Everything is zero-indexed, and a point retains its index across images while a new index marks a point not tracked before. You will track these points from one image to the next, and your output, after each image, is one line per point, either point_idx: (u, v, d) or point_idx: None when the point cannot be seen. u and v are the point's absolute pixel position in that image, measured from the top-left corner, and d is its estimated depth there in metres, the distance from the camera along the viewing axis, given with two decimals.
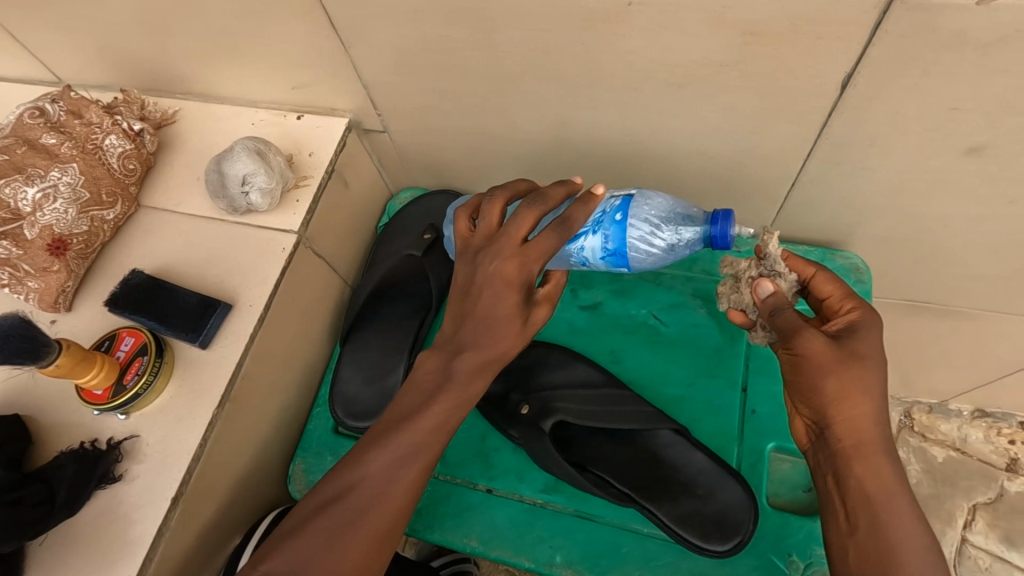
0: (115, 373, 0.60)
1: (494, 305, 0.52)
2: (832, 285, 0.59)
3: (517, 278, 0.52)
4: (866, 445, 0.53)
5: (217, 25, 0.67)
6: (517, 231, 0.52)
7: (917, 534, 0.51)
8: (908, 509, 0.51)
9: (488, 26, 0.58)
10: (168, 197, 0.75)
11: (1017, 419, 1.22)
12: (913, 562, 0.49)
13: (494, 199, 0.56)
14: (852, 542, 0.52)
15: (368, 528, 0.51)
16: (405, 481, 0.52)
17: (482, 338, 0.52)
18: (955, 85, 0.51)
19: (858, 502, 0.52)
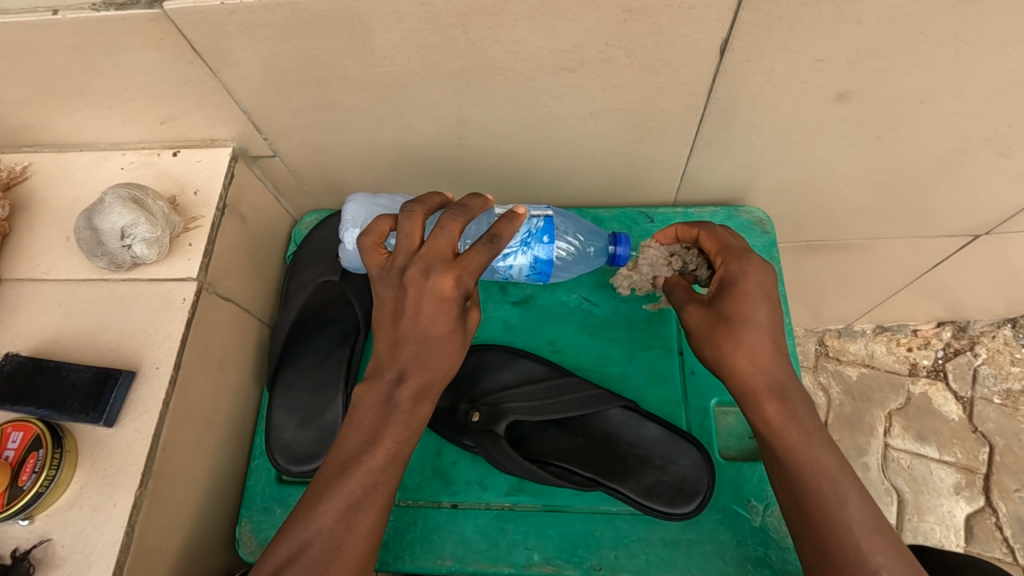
0: (8, 475, 0.52)
1: (435, 320, 0.51)
2: (713, 242, 0.64)
3: (455, 289, 0.51)
4: (762, 394, 0.56)
5: (55, 63, 0.59)
6: (445, 241, 0.52)
7: (827, 460, 0.54)
8: (819, 441, 0.55)
9: (367, 31, 0.55)
10: (37, 265, 0.66)
11: (911, 328, 1.36)
12: (831, 487, 0.53)
13: (413, 215, 0.54)
14: (775, 477, 0.57)
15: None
16: (366, 523, 0.49)
17: (425, 354, 0.52)
18: (818, 39, 0.54)
19: (768, 443, 0.57)
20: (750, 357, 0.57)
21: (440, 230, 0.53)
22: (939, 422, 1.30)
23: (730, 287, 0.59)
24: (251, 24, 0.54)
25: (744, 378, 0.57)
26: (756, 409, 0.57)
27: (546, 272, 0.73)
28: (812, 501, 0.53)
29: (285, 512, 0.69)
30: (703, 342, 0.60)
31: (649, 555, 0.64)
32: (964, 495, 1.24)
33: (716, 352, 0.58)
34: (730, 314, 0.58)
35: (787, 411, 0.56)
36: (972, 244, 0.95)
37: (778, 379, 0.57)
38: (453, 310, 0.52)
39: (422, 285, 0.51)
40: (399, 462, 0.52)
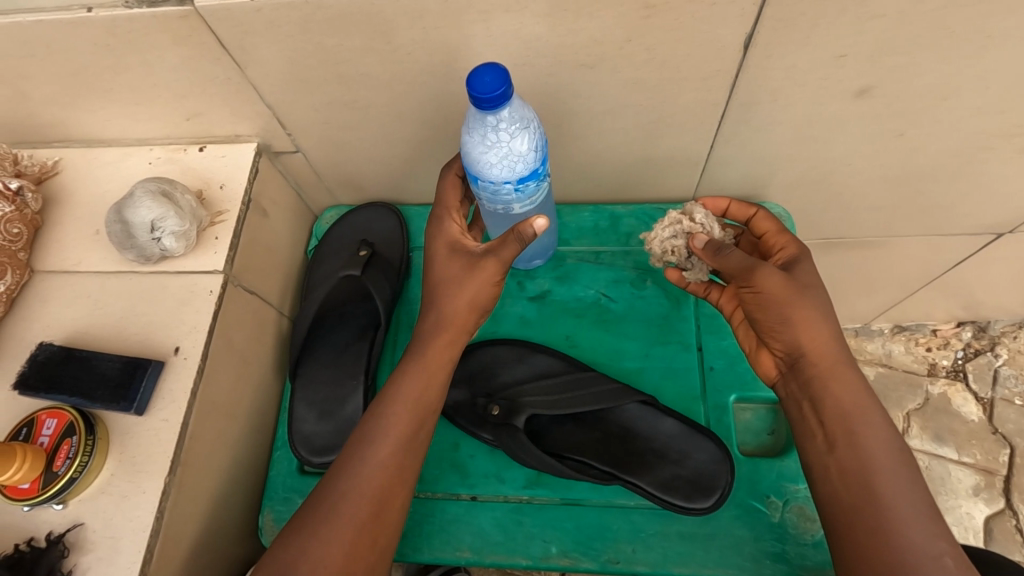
0: (42, 460, 0.54)
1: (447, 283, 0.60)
2: (769, 223, 0.66)
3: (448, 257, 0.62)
4: (839, 368, 0.57)
5: (85, 60, 0.61)
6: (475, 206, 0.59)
7: (885, 442, 0.55)
8: (878, 419, 0.56)
9: (389, 29, 0.55)
10: (67, 258, 0.68)
11: (929, 327, 1.34)
12: (890, 472, 0.54)
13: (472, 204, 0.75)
14: (836, 460, 0.56)
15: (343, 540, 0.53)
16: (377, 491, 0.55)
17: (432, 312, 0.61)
18: (843, 35, 0.54)
19: (840, 420, 0.56)
20: (828, 330, 0.58)
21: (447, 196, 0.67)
22: (957, 422, 1.29)
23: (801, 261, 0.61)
24: (277, 21, 0.55)
25: (820, 349, 0.58)
26: (832, 383, 0.57)
27: (544, 161, 0.62)
28: (864, 490, 0.54)
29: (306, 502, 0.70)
30: (783, 307, 0.58)
31: (667, 549, 0.65)
32: (983, 496, 1.23)
33: (796, 321, 0.57)
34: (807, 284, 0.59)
35: (855, 389, 0.57)
36: (995, 242, 0.94)
37: (846, 358, 0.58)
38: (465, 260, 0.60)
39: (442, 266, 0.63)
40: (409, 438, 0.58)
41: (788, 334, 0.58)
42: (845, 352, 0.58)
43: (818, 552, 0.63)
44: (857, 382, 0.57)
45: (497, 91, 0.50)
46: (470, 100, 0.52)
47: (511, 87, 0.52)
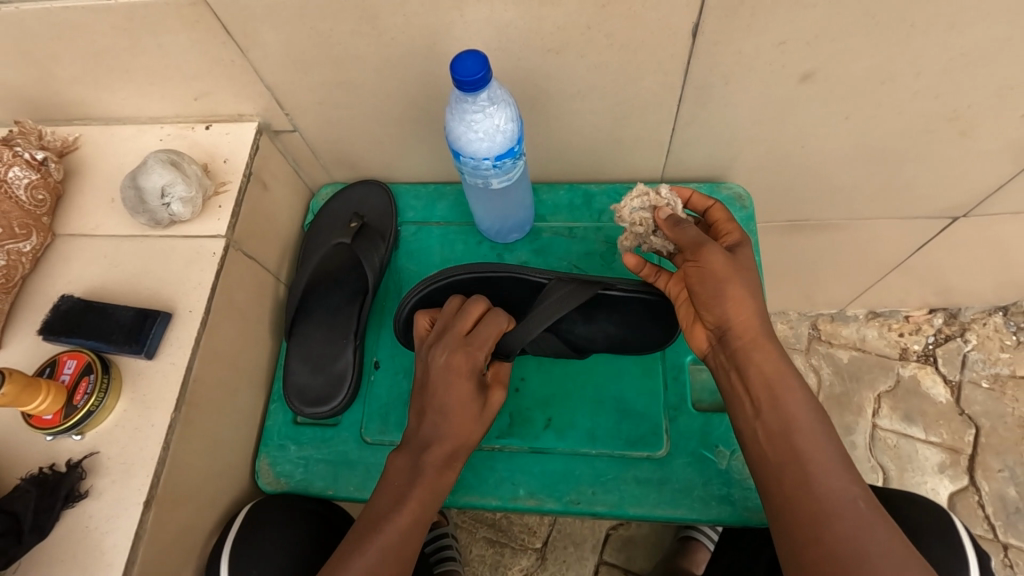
0: (64, 395, 0.61)
1: (458, 417, 0.65)
2: (722, 214, 0.70)
3: (477, 422, 0.66)
4: (761, 341, 0.60)
5: (105, 42, 0.68)
6: (471, 377, 0.65)
7: (805, 404, 0.59)
8: (798, 385, 0.60)
9: (375, 15, 0.62)
10: (87, 223, 0.75)
11: (903, 313, 1.40)
12: (811, 431, 0.58)
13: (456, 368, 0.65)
14: (763, 424, 0.59)
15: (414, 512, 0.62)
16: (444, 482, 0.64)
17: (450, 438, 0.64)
18: (779, 23, 0.61)
19: (764, 387, 0.59)
20: (755, 307, 0.60)
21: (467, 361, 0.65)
22: (927, 403, 1.35)
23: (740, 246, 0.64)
24: (276, 8, 0.62)
25: (744, 323, 0.60)
26: (755, 354, 0.60)
27: (520, 140, 0.67)
28: (790, 449, 0.57)
29: (299, 449, 0.77)
30: (716, 283, 0.60)
31: (623, 492, 0.71)
32: (949, 473, 1.28)
33: (725, 296, 0.60)
34: (740, 265, 0.61)
35: (775, 358, 0.60)
36: (952, 226, 1.00)
37: (767, 331, 0.61)
38: (476, 399, 0.66)
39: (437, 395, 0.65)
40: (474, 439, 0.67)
41: (718, 308, 0.61)
42: (766, 323, 0.61)
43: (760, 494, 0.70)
44: (776, 353, 0.60)
45: (477, 75, 0.57)
46: (453, 84, 0.58)
47: (490, 71, 0.58)
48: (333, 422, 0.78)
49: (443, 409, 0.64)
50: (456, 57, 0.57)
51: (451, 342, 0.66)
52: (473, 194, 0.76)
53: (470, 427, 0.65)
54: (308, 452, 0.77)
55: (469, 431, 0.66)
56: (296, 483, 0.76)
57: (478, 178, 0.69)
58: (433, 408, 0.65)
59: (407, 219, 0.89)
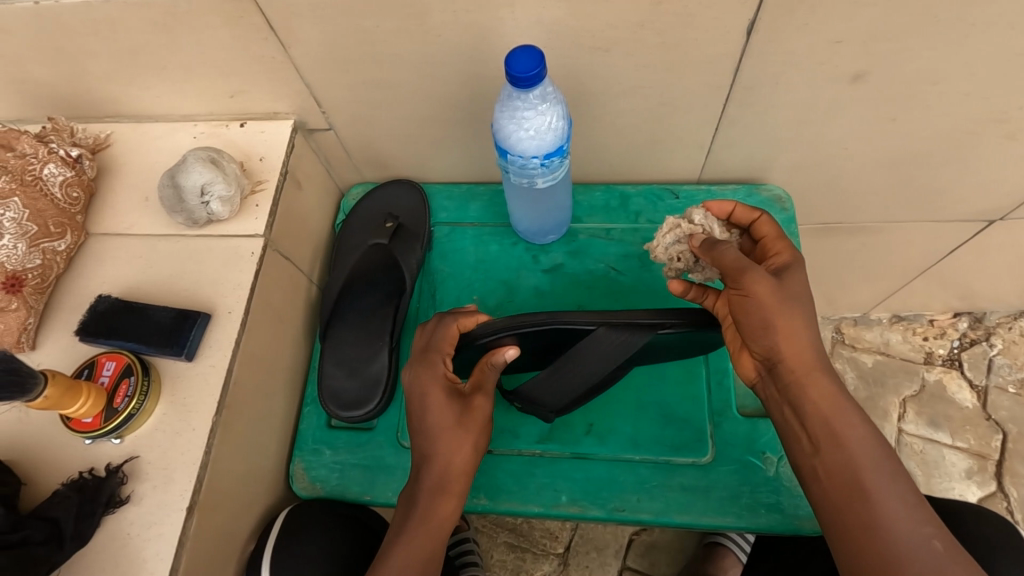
0: (103, 398, 0.60)
1: (443, 436, 0.62)
2: (770, 228, 0.65)
3: (460, 432, 0.62)
4: (813, 374, 0.56)
5: (144, 37, 0.66)
6: (440, 387, 0.62)
7: (867, 439, 0.55)
8: (857, 420, 0.55)
9: (423, 11, 0.61)
10: (120, 222, 0.73)
11: (927, 317, 1.39)
12: (876, 467, 0.54)
13: (419, 376, 0.63)
14: (822, 463, 0.55)
15: (421, 537, 0.59)
16: (445, 510, 0.61)
17: (439, 461, 0.61)
18: (837, 22, 0.59)
19: (819, 422, 0.55)
20: (808, 339, 0.56)
21: (428, 362, 0.63)
22: (952, 408, 1.33)
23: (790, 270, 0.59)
24: (322, 4, 0.61)
25: (795, 352, 0.56)
26: (807, 386, 0.56)
27: (568, 139, 0.66)
28: (854, 487, 0.53)
29: (334, 454, 0.76)
30: (762, 316, 0.55)
31: (667, 499, 0.70)
32: (976, 479, 1.27)
33: (775, 331, 0.55)
34: (790, 293, 0.56)
35: (832, 392, 0.56)
36: (987, 230, 0.99)
37: (822, 361, 0.57)
38: (455, 407, 0.63)
39: (419, 420, 0.63)
40: (468, 456, 0.62)
41: (767, 341, 0.56)
42: (819, 355, 0.57)
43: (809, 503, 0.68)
44: (832, 390, 0.56)
45: (532, 72, 0.55)
46: (506, 79, 0.57)
47: (544, 69, 0.57)
48: (368, 427, 0.77)
49: (425, 428, 0.63)
50: (513, 53, 0.56)
51: (412, 363, 0.65)
52: (515, 194, 0.76)
53: (457, 441, 0.62)
54: (342, 457, 0.75)
55: (458, 448, 0.62)
56: (331, 489, 0.74)
57: (524, 176, 0.68)
58: (420, 433, 0.63)
59: (440, 219, 0.88)
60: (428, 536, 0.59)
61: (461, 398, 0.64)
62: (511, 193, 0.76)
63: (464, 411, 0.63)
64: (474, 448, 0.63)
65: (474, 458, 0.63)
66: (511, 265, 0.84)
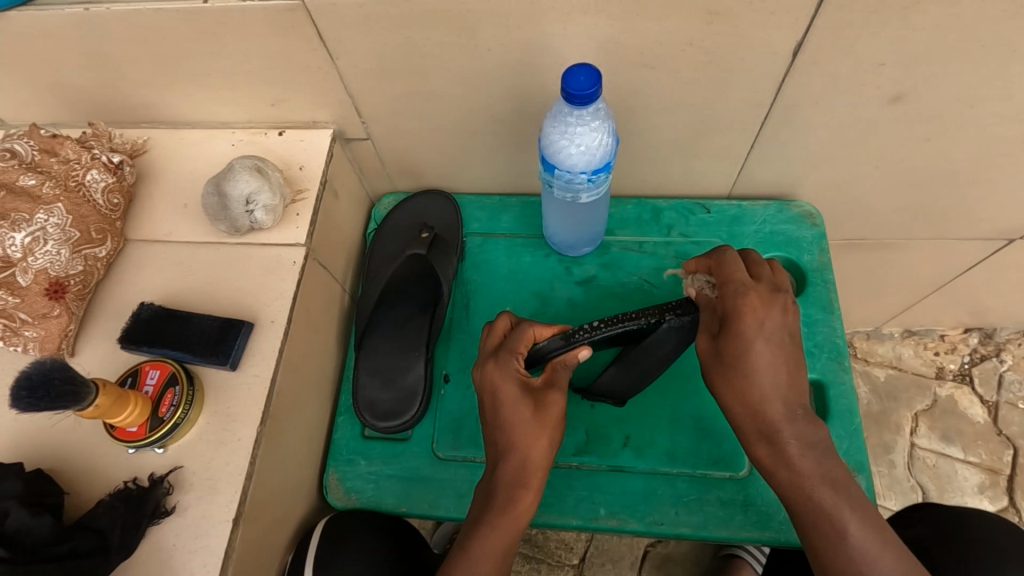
0: (149, 407, 0.59)
1: (524, 430, 0.63)
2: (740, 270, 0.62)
3: (535, 427, 0.63)
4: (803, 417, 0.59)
5: (193, 45, 0.66)
6: (513, 381, 0.64)
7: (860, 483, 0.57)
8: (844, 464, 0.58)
9: (476, 25, 0.62)
10: (159, 229, 0.73)
11: (938, 332, 1.41)
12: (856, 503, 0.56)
13: (488, 371, 0.65)
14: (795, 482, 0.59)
15: (504, 528, 0.61)
16: (525, 501, 0.62)
17: (519, 457, 0.62)
18: (884, 45, 0.61)
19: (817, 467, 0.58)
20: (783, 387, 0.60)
21: (505, 359, 0.65)
22: (964, 423, 1.35)
23: (570, 388, 0.63)
24: (376, 16, 0.61)
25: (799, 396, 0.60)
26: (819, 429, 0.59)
27: (613, 154, 0.66)
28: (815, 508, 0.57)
29: (370, 464, 0.75)
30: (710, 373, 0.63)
31: (706, 513, 0.70)
32: (988, 494, 1.28)
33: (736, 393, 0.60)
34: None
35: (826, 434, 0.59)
36: (1006, 248, 1.01)
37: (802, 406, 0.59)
38: (529, 401, 0.64)
39: (495, 415, 0.65)
40: (545, 451, 0.63)
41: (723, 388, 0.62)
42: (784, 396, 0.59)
43: None
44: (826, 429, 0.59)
45: (590, 90, 0.56)
46: (561, 96, 0.57)
47: (600, 86, 0.58)
48: (403, 438, 0.77)
49: (499, 424, 0.64)
50: (570, 71, 0.56)
51: (486, 357, 0.67)
52: (556, 206, 0.77)
53: (535, 434, 0.63)
54: (377, 468, 0.75)
55: (536, 442, 0.63)
56: (367, 499, 0.74)
57: (569, 190, 0.67)
58: (496, 429, 0.64)
59: (472, 230, 0.88)
60: (505, 527, 0.61)
61: (533, 394, 0.64)
62: (549, 203, 0.77)
63: (537, 406, 0.64)
64: (551, 441, 0.64)
65: (553, 451, 0.64)
66: (545, 277, 0.84)
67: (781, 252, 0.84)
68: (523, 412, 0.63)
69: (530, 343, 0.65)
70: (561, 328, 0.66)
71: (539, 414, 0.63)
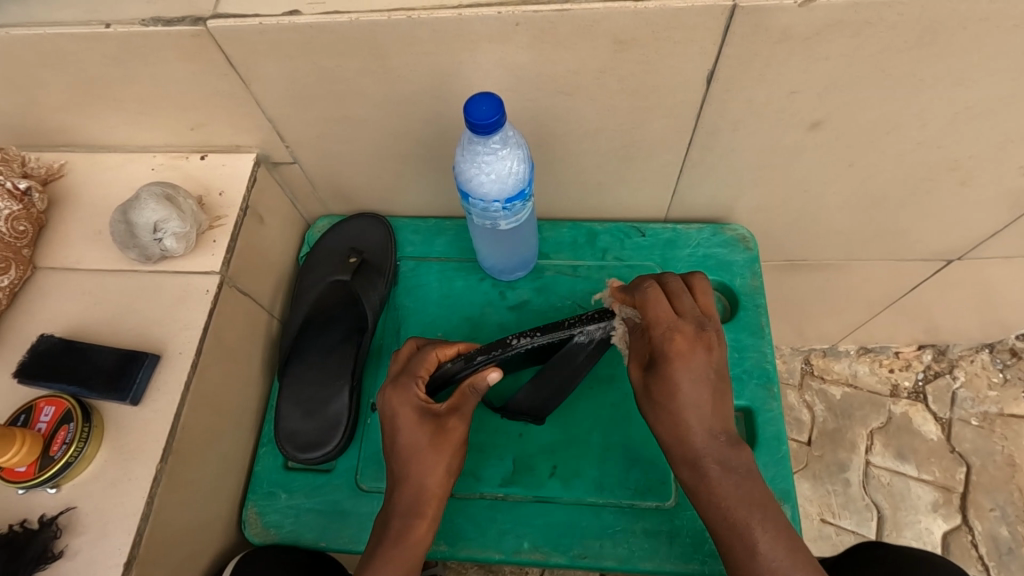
0: (40, 446, 0.57)
1: (419, 458, 0.62)
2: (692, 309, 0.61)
3: (431, 453, 0.62)
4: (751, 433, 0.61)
5: (100, 69, 0.65)
6: (410, 408, 0.63)
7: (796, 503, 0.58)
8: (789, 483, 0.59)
9: (386, 53, 0.61)
10: (70, 256, 0.71)
11: (893, 349, 1.41)
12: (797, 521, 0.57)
13: (386, 397, 0.64)
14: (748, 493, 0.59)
15: (403, 558, 0.59)
16: (419, 532, 0.61)
17: (424, 489, 0.61)
18: (793, 73, 0.61)
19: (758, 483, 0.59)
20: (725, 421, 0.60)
21: (405, 384, 0.64)
22: (918, 441, 1.35)
23: (663, 365, 0.59)
24: (283, 42, 0.60)
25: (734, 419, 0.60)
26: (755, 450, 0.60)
27: (530, 181, 0.65)
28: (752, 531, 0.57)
29: (290, 497, 0.73)
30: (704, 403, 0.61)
31: (630, 545, 0.69)
32: (942, 512, 1.28)
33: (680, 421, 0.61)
34: (669, 399, 0.59)
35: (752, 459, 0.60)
36: (946, 268, 1.02)
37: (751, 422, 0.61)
38: (428, 427, 0.62)
39: (392, 442, 0.64)
40: (442, 480, 0.62)
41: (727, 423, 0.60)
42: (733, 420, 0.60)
43: None
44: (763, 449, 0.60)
45: (492, 118, 0.55)
46: (465, 125, 0.57)
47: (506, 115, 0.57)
48: (326, 469, 0.75)
49: (400, 452, 0.63)
50: (478, 99, 0.55)
51: (388, 381, 0.66)
52: (483, 234, 0.76)
53: (434, 461, 0.62)
54: (298, 501, 0.73)
55: (433, 469, 0.62)
56: (285, 534, 0.72)
57: (488, 218, 0.67)
58: (394, 455, 0.63)
59: (406, 254, 0.87)
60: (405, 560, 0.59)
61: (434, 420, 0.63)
62: (477, 232, 0.76)
63: (436, 432, 0.62)
64: (448, 469, 0.63)
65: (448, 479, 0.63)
66: (477, 302, 0.83)
67: (715, 276, 0.84)
68: (418, 441, 0.62)
69: (431, 367, 0.65)
70: (688, 310, 0.60)
71: (436, 441, 0.62)
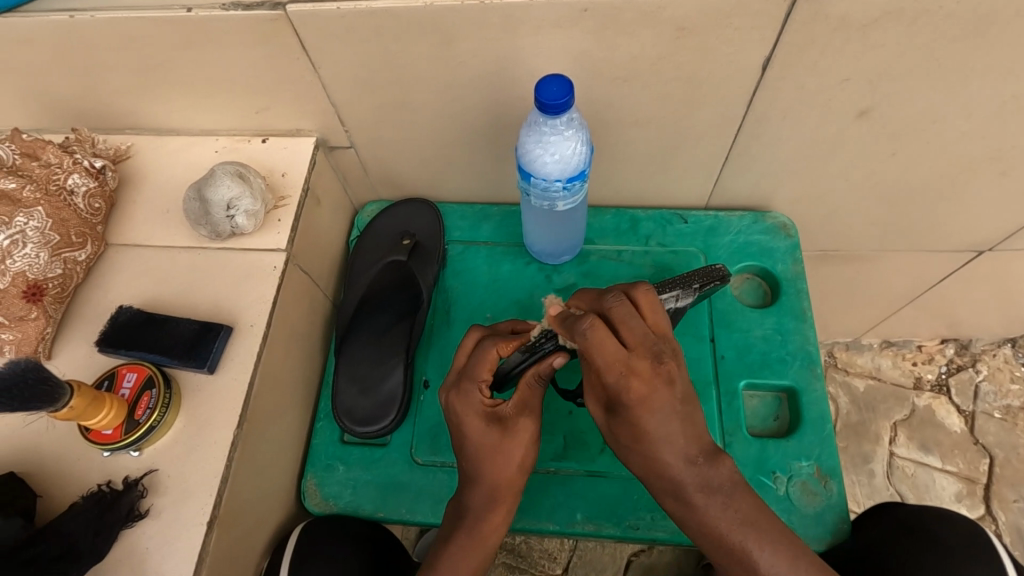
0: (125, 409, 0.59)
1: (490, 452, 0.63)
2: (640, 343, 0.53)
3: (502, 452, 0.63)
4: None
5: (176, 52, 0.67)
6: (476, 414, 0.63)
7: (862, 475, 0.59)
8: None
9: (453, 38, 0.63)
10: (141, 233, 0.74)
11: (915, 343, 1.43)
12: None
13: (449, 402, 0.64)
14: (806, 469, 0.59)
15: (474, 540, 0.63)
16: (495, 517, 0.64)
17: (489, 467, 0.63)
18: (847, 61, 0.63)
19: None
20: None
21: (467, 390, 0.63)
22: (942, 433, 1.36)
23: (627, 413, 0.54)
24: (356, 27, 0.62)
25: None
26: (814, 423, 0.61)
27: (589, 164, 0.67)
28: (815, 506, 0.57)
29: (348, 470, 0.76)
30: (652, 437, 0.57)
31: None
32: (966, 503, 1.30)
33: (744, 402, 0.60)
34: (637, 440, 0.55)
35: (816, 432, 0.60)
36: (976, 260, 1.04)
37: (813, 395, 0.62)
38: (496, 427, 0.63)
39: (459, 441, 0.65)
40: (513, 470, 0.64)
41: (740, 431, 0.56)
42: None
43: (818, 524, 0.70)
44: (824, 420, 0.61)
45: (562, 99, 0.58)
46: (535, 105, 0.59)
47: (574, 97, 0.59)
48: (382, 443, 0.77)
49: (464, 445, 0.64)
50: (548, 80, 0.58)
51: (449, 384, 0.65)
52: (535, 214, 0.78)
53: (507, 455, 0.64)
54: (356, 473, 0.75)
55: (504, 464, 0.64)
56: (345, 505, 0.74)
57: (545, 199, 0.69)
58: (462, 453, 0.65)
59: (453, 238, 0.89)
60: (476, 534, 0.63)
61: (500, 419, 0.64)
62: (528, 212, 0.79)
63: (504, 431, 0.63)
64: (522, 459, 0.64)
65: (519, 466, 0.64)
66: (525, 285, 0.85)
67: (757, 261, 0.86)
68: (482, 440, 0.63)
69: (491, 368, 0.63)
70: (637, 341, 0.53)
71: (506, 436, 0.63)
